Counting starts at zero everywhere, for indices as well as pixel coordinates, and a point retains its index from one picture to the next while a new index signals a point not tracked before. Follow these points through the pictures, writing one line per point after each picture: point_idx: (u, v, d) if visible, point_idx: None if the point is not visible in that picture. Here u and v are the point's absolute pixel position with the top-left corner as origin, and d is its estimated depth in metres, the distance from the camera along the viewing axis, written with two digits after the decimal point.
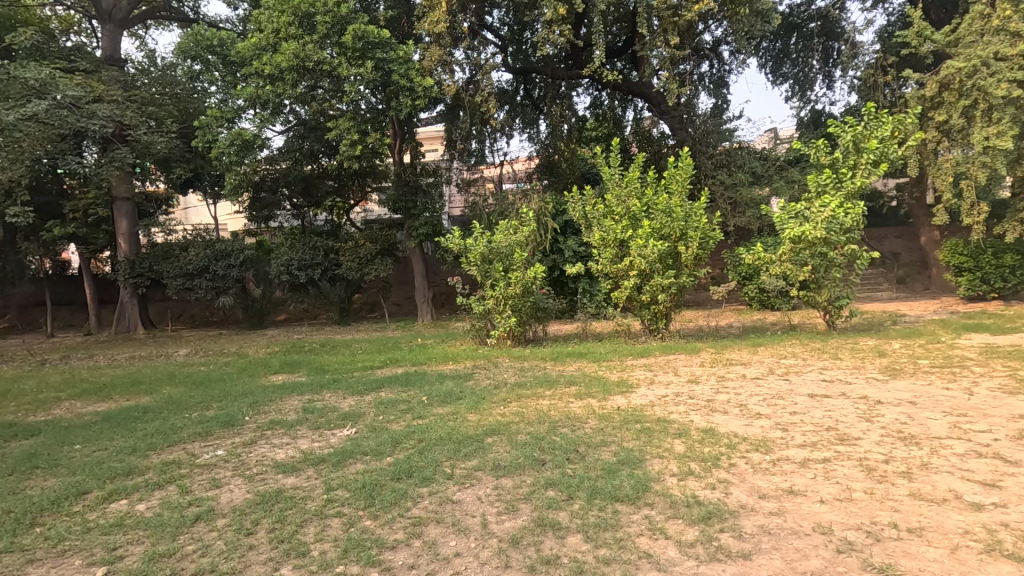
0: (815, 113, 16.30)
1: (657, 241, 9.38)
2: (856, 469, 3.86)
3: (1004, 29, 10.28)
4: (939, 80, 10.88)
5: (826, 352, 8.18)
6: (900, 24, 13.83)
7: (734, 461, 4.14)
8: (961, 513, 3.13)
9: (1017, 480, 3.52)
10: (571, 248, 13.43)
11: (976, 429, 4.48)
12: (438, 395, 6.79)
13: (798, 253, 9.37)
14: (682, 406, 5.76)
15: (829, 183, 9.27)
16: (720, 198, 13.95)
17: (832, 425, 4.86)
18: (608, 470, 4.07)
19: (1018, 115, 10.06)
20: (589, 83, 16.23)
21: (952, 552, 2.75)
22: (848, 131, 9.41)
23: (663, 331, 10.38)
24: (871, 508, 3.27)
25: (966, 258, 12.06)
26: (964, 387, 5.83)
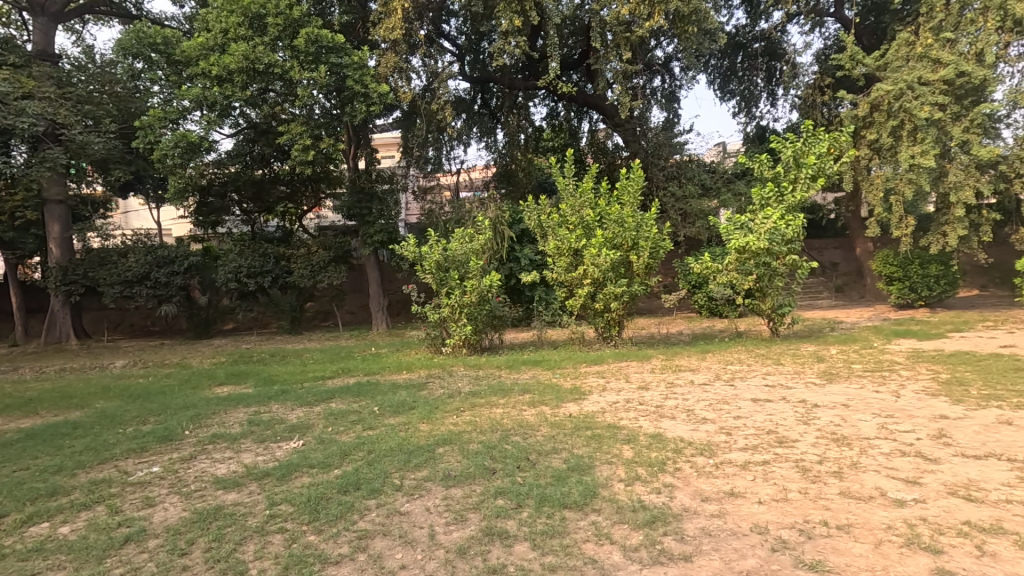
0: (760, 129, 17.06)
1: (609, 250, 9.57)
2: (792, 470, 4.03)
3: (926, 56, 11.06)
4: (870, 101, 11.65)
5: (769, 358, 8.53)
6: (835, 48, 14.66)
7: (679, 465, 4.25)
8: (885, 509, 3.31)
9: (936, 476, 3.75)
10: (527, 257, 13.52)
11: (901, 430, 4.76)
12: (390, 405, 6.70)
13: (743, 262, 9.74)
14: (632, 412, 5.88)
15: (772, 196, 9.68)
16: (671, 209, 14.43)
17: (772, 428, 5.07)
18: (558, 477, 4.10)
19: (940, 135, 10.80)
20: (545, 94, 16.45)
21: (876, 547, 2.90)
22: (789, 147, 9.87)
23: (616, 339, 10.57)
24: (804, 507, 3.42)
25: (896, 269, 12.77)
26: (892, 390, 6.19)
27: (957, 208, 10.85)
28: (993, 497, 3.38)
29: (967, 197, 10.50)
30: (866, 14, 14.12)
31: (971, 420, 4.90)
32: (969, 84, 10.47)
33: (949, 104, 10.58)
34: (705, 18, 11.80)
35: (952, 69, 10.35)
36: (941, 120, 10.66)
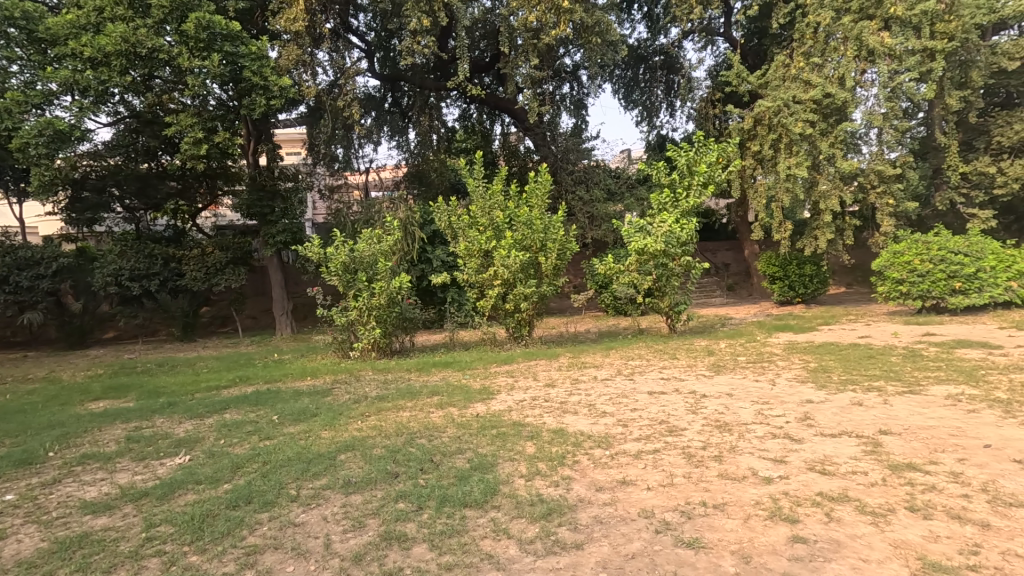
0: (661, 137, 18.12)
1: (518, 252, 9.74)
2: (679, 456, 4.33)
3: (799, 78, 12.26)
4: (754, 116, 12.76)
5: (666, 353, 9.08)
6: (725, 65, 15.88)
7: (578, 458, 4.43)
8: (755, 487, 3.65)
9: (799, 455, 4.19)
10: (439, 258, 13.47)
11: (774, 414, 5.26)
12: (290, 413, 6.38)
13: (643, 264, 10.30)
14: (538, 410, 6.04)
15: (668, 201, 10.30)
16: (579, 212, 14.97)
17: (665, 418, 5.41)
18: (460, 477, 4.13)
19: (811, 150, 12.05)
20: (457, 96, 16.45)
21: (745, 522, 3.19)
22: (684, 155, 10.53)
23: (527, 339, 10.77)
24: (687, 490, 3.69)
25: (778, 269, 14.17)
26: (770, 378, 6.83)
27: (824, 214, 12.15)
28: (843, 470, 3.82)
29: (832, 205, 11.78)
30: (750, 36, 15.40)
31: (830, 403, 5.52)
32: (834, 105, 11.62)
33: (817, 121, 11.79)
34: (608, 30, 12.36)
35: (819, 90, 11.54)
36: (812, 136, 11.86)
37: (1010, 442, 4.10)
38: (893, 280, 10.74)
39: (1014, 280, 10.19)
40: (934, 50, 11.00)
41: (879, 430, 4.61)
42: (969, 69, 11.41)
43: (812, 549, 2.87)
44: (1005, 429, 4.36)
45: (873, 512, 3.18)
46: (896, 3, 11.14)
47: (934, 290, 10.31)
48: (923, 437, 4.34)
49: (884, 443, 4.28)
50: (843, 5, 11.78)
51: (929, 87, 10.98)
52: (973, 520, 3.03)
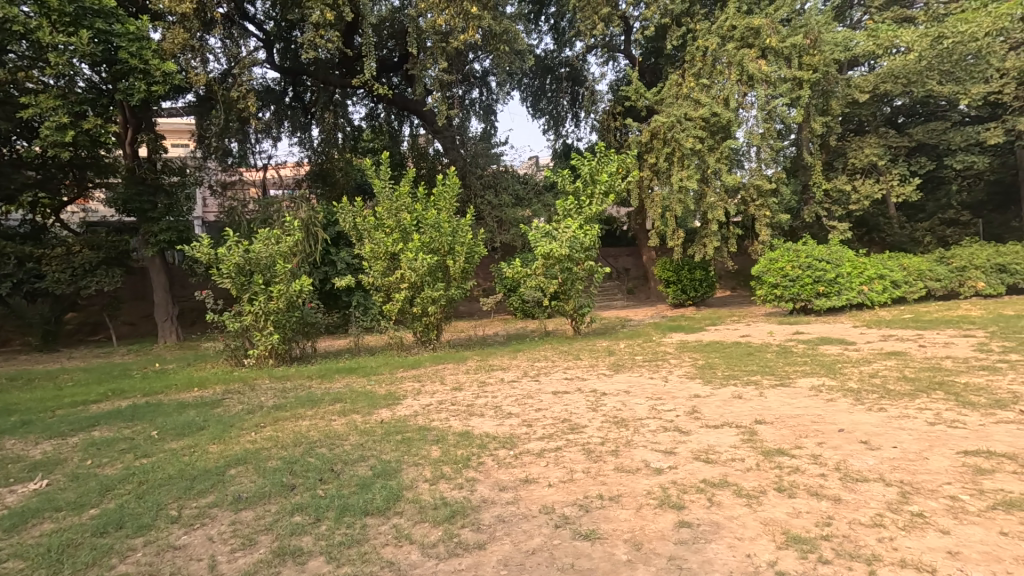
0: (566, 146, 18.76)
1: (426, 255, 9.61)
2: (579, 452, 4.51)
3: (690, 96, 13.20)
4: (651, 130, 13.61)
5: (570, 354, 9.40)
6: (625, 81, 16.75)
7: (482, 460, 4.47)
8: (648, 477, 3.89)
9: (686, 446, 4.51)
10: (344, 260, 13.06)
11: (666, 409, 5.63)
12: (173, 427, 5.86)
13: (549, 268, 10.62)
14: (444, 413, 6.01)
15: (572, 208, 10.68)
16: (488, 217, 15.12)
17: (567, 417, 5.61)
18: (362, 484, 4.02)
19: (701, 164, 13.05)
20: (364, 94, 16.04)
21: (637, 511, 3.39)
22: (587, 164, 10.94)
23: (435, 342, 10.66)
24: (585, 484, 3.85)
25: (672, 273, 15.20)
26: (663, 375, 7.30)
27: (712, 224, 13.18)
28: (723, 458, 4.17)
29: (718, 216, 12.83)
30: (647, 55, 16.30)
31: (714, 397, 6.01)
32: (719, 124, 12.64)
33: (706, 138, 12.77)
34: (515, 39, 12.60)
35: (707, 109, 12.50)
36: (700, 151, 12.85)
37: (858, 426, 4.69)
38: (769, 285, 11.93)
39: (866, 284, 11.65)
40: (802, 80, 12.34)
41: (755, 420, 5.08)
42: (829, 98, 12.93)
43: (695, 532, 3.10)
44: (855, 415, 4.98)
45: (747, 494, 3.51)
46: (771, 35, 12.37)
47: (802, 293, 11.53)
48: (791, 425, 4.85)
49: (759, 431, 4.73)
50: (727, 34, 12.97)
51: (798, 112, 12.28)
52: (828, 496, 3.42)
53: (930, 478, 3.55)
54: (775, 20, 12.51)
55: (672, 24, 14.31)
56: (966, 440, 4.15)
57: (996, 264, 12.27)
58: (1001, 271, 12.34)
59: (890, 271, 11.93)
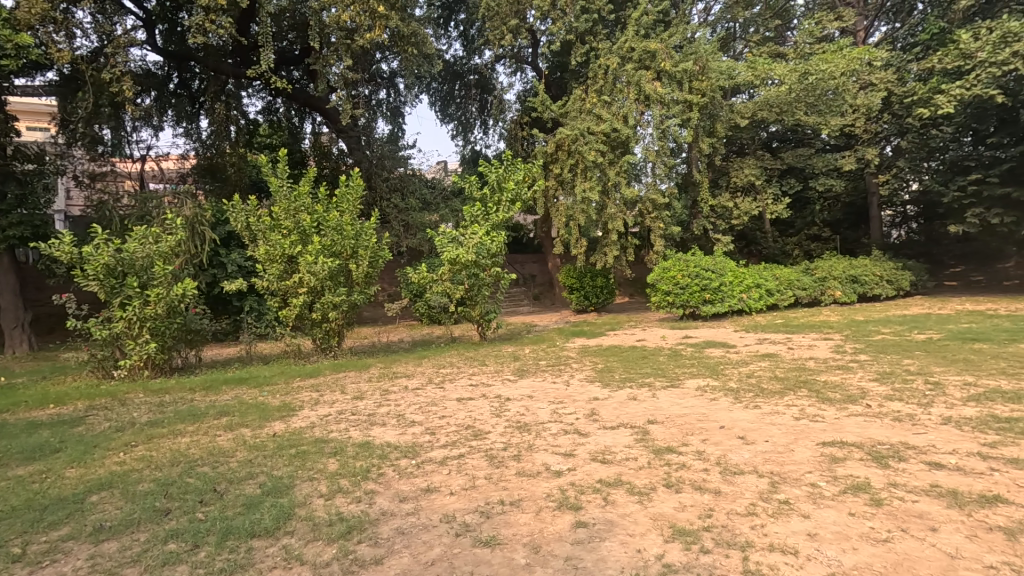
0: (475, 152, 18.89)
1: (327, 258, 9.17)
2: (482, 459, 4.52)
3: (593, 111, 13.77)
4: (556, 141, 14.06)
5: (476, 360, 9.42)
6: (532, 92, 17.18)
7: (382, 471, 4.33)
8: (548, 480, 3.98)
9: (585, 447, 4.68)
10: (236, 262, 12.19)
11: (567, 412, 5.81)
12: (20, 450, 5.11)
13: (456, 273, 10.58)
14: (343, 424, 5.76)
15: (479, 214, 10.72)
16: (394, 220, 14.81)
17: (471, 423, 5.60)
18: (249, 504, 3.74)
19: (602, 176, 13.65)
20: (261, 86, 15.11)
21: (537, 514, 3.45)
22: (494, 171, 10.98)
23: (336, 350, 10.21)
24: (487, 490, 3.87)
25: (575, 280, 15.78)
26: (565, 379, 7.52)
27: (612, 233, 13.84)
28: (618, 457, 4.37)
29: (618, 226, 13.51)
30: (553, 69, 16.71)
31: (612, 399, 6.29)
32: (619, 139, 13.31)
33: (607, 152, 13.39)
34: (424, 43, 12.48)
35: (608, 125, 13.13)
36: (602, 164, 13.46)
37: (736, 422, 5.12)
38: (662, 292, 12.73)
39: (745, 292, 12.79)
40: (692, 103, 13.32)
41: (648, 420, 5.38)
42: (715, 122, 14.07)
43: (590, 531, 3.21)
44: (734, 412, 5.44)
45: (639, 492, 3.70)
46: (665, 59, 13.29)
47: (691, 300, 12.42)
48: (679, 424, 5.19)
49: (651, 431, 5.01)
50: (626, 54, 13.77)
51: (688, 133, 13.25)
52: (710, 488, 3.70)
53: (795, 467, 3.95)
54: (669, 45, 13.45)
55: (577, 41, 14.90)
56: (824, 432, 4.67)
57: (850, 276, 14.00)
58: (854, 282, 14.08)
59: (766, 281, 13.18)
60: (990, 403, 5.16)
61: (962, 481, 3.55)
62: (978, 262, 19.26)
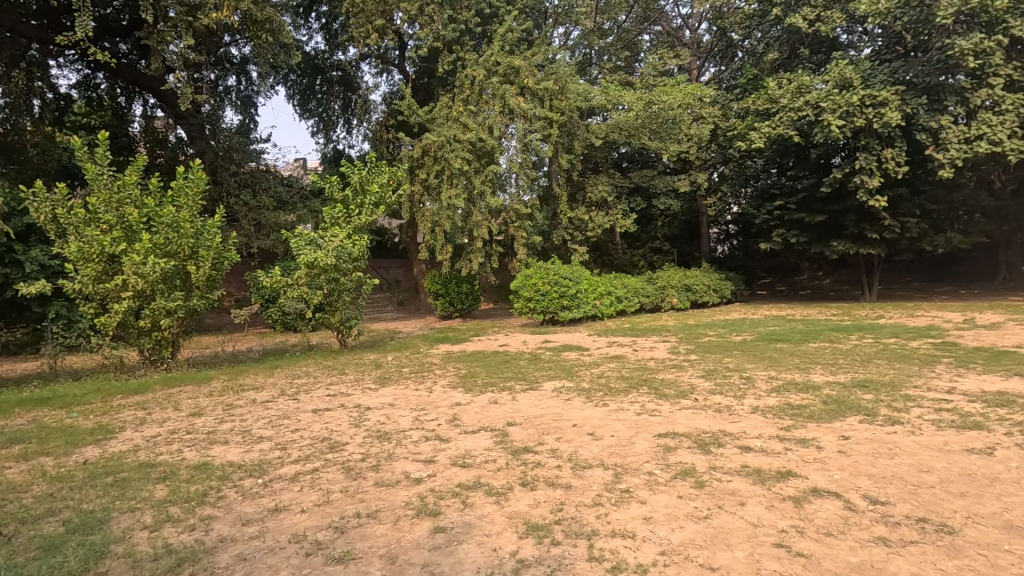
0: (337, 152, 18.11)
1: (160, 259, 8.10)
2: (338, 472, 4.32)
3: (459, 120, 13.90)
4: (422, 147, 13.99)
5: (334, 369, 8.94)
6: (399, 95, 16.93)
7: (223, 493, 3.93)
8: (407, 489, 3.92)
9: (445, 452, 4.70)
10: (37, 260, 10.27)
11: (429, 419, 5.78)
12: None
13: (313, 278, 10.03)
14: (176, 445, 5.13)
15: (340, 216, 10.25)
16: (244, 219, 13.54)
17: (326, 435, 5.31)
18: (48, 546, 3.16)
19: (468, 184, 13.84)
20: (74, 57, 13.01)
21: (395, 524, 3.39)
22: (356, 173, 10.50)
23: (169, 362, 9.03)
24: (342, 504, 3.71)
25: (440, 286, 15.78)
26: (428, 386, 7.46)
27: (476, 241, 14.07)
28: (478, 460, 4.46)
29: (482, 234, 13.79)
30: (421, 74, 16.66)
31: (473, 404, 6.39)
32: (485, 149, 13.64)
33: (472, 161, 13.61)
34: (279, 31, 11.64)
35: (474, 135, 13.37)
36: (467, 172, 13.64)
37: (587, 420, 5.51)
38: (524, 298, 13.25)
39: (598, 299, 13.80)
40: (552, 120, 14.11)
41: (507, 422, 5.56)
42: (573, 139, 15.03)
43: (448, 536, 3.23)
44: (585, 411, 5.84)
45: (497, 492, 3.80)
46: (528, 77, 13.90)
47: (551, 306, 13.10)
48: (536, 424, 5.44)
49: (509, 433, 5.18)
50: (492, 68, 14.09)
51: (549, 148, 14.00)
52: (562, 484, 3.93)
53: (636, 458, 4.35)
54: (531, 63, 14.12)
55: (443, 49, 14.96)
56: (660, 425, 5.21)
57: (684, 285, 15.77)
58: (688, 290, 15.87)
59: (616, 289, 14.34)
60: (787, 393, 6.17)
61: (765, 461, 4.18)
62: (781, 275, 22.85)
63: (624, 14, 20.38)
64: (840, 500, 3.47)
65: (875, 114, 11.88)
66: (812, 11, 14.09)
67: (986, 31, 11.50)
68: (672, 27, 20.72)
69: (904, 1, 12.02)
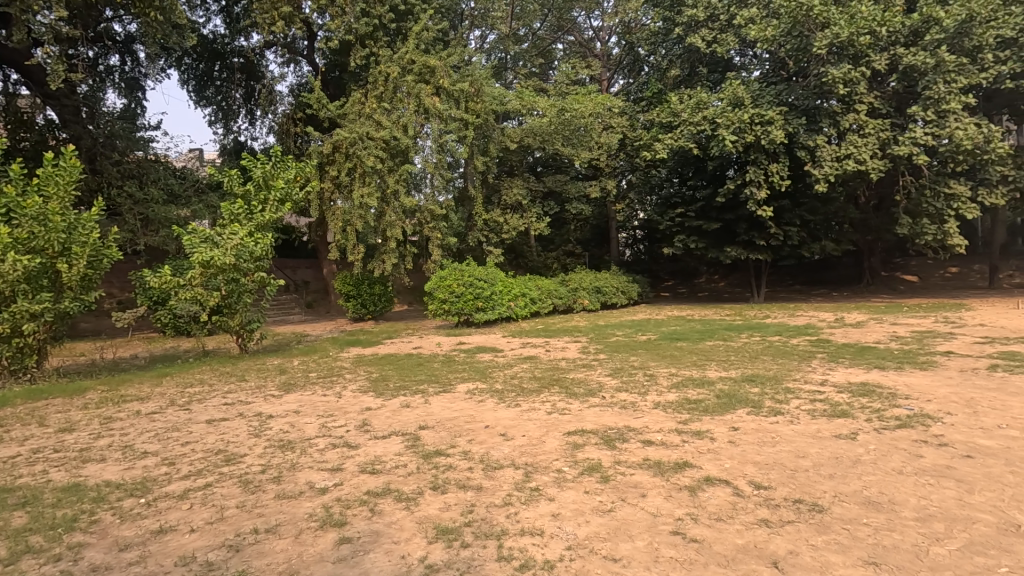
0: (238, 144, 17.03)
1: (22, 256, 7.17)
2: (234, 486, 4.03)
3: (372, 117, 13.51)
4: (333, 143, 13.46)
5: (233, 376, 8.34)
6: (307, 87, 16.21)
7: (97, 517, 3.55)
8: (310, 500, 3.74)
9: (353, 460, 4.54)
10: None
11: (336, 425, 5.56)
12: None
13: (209, 278, 9.33)
14: (40, 466, 4.54)
15: (240, 212, 9.59)
16: (128, 213, 12.29)
17: (222, 447, 4.94)
18: None
19: (382, 183, 13.49)
20: None
21: (296, 538, 3.22)
22: (259, 167, 9.87)
23: (34, 372, 8.00)
24: (238, 520, 3.47)
25: (352, 288, 15.25)
26: (337, 392, 7.17)
27: (390, 241, 13.73)
28: (387, 466, 4.35)
29: (396, 234, 13.49)
30: (332, 68, 16.09)
31: (385, 408, 6.23)
32: (399, 148, 13.37)
33: (386, 160, 13.31)
34: (171, 10, 10.73)
35: (387, 133, 13.07)
36: (381, 171, 13.32)
37: (499, 421, 5.56)
38: (439, 300, 13.14)
39: (513, 301, 13.98)
40: (468, 122, 14.13)
41: (419, 426, 5.47)
42: (488, 142, 15.13)
43: (355, 546, 3.12)
44: (498, 412, 5.88)
45: (406, 498, 3.73)
46: (444, 77, 13.84)
47: (465, 308, 13.09)
48: (449, 427, 5.41)
49: (421, 437, 5.11)
50: (406, 66, 13.86)
51: (464, 150, 13.98)
52: (473, 485, 3.93)
53: (546, 457, 4.45)
54: (447, 64, 14.06)
55: (356, 43, 14.49)
56: (569, 423, 5.38)
57: (595, 287, 16.36)
58: (598, 292, 16.48)
59: (530, 291, 14.59)
60: (685, 389, 6.58)
61: (665, 453, 4.43)
62: (683, 278, 24.37)
63: (538, 22, 20.84)
64: (730, 487, 3.76)
65: (763, 131, 12.99)
66: (710, 33, 15.19)
67: (854, 63, 12.89)
68: (584, 39, 21.46)
69: (787, 30, 13.24)
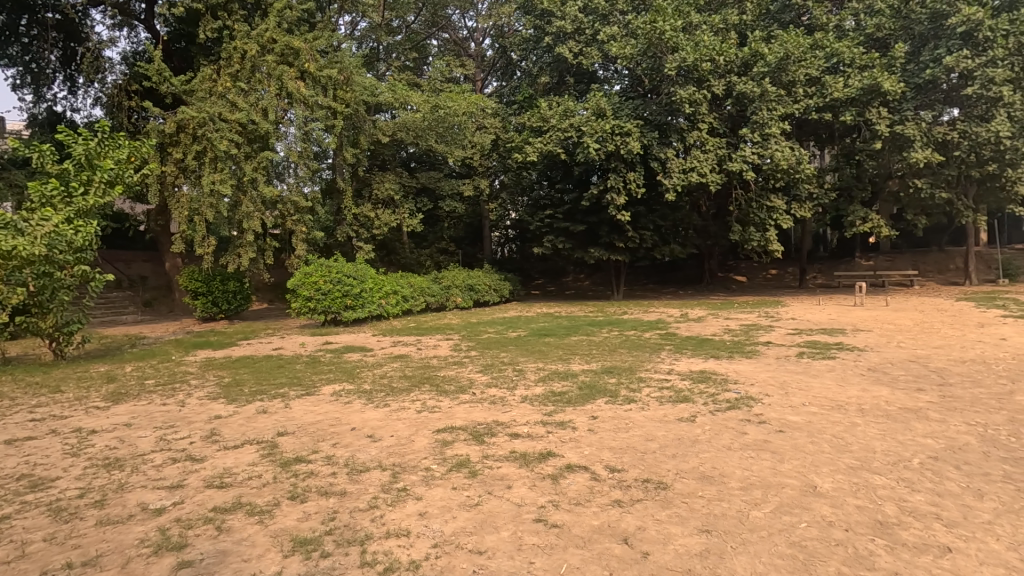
0: (54, 114, 14.53)
1: None
2: (41, 516, 3.43)
3: (226, 96, 12.31)
4: (177, 121, 12.01)
5: (43, 387, 7.06)
6: (144, 56, 14.29)
7: None
8: (143, 523, 3.31)
9: (197, 474, 4.10)
10: None
11: (177, 437, 4.97)
12: None
13: (10, 271, 7.86)
14: None
15: (54, 194, 8.16)
16: None
17: (27, 472, 4.18)
18: None
19: (237, 170, 12.32)
20: None
21: (123, 568, 2.83)
22: (79, 143, 8.45)
23: None
24: (46, 555, 2.96)
25: (201, 284, 13.72)
26: (179, 400, 6.41)
27: (247, 234, 12.61)
28: (239, 478, 3.99)
29: (254, 226, 12.40)
30: (177, 38, 14.38)
31: (238, 416, 5.70)
32: (257, 133, 12.34)
33: (242, 144, 12.19)
34: None
35: (244, 115, 11.98)
36: (236, 156, 12.19)
37: (366, 422, 5.37)
38: (303, 297, 12.36)
39: (384, 299, 13.56)
40: (335, 110, 13.30)
41: (277, 432, 5.10)
42: (358, 133, 14.47)
43: (196, 569, 2.81)
44: (365, 413, 5.67)
45: (260, 511, 3.45)
46: (309, 61, 13.10)
47: (332, 306, 12.46)
48: (310, 431, 5.10)
49: (279, 444, 4.76)
50: (266, 44, 12.85)
51: (332, 140, 13.25)
52: (335, 491, 3.75)
53: (414, 456, 4.39)
54: (312, 47, 13.30)
55: (205, 13, 13.04)
56: (438, 421, 5.36)
57: (468, 285, 16.46)
58: (471, 290, 16.61)
59: (402, 289, 14.29)
60: (551, 382, 6.89)
61: (530, 445, 4.60)
62: (551, 277, 25.48)
63: (412, 16, 20.53)
64: (588, 473, 4.01)
65: (622, 141, 14.02)
66: (576, 45, 16.05)
67: (698, 85, 14.35)
68: (459, 37, 21.51)
69: (643, 50, 14.46)
